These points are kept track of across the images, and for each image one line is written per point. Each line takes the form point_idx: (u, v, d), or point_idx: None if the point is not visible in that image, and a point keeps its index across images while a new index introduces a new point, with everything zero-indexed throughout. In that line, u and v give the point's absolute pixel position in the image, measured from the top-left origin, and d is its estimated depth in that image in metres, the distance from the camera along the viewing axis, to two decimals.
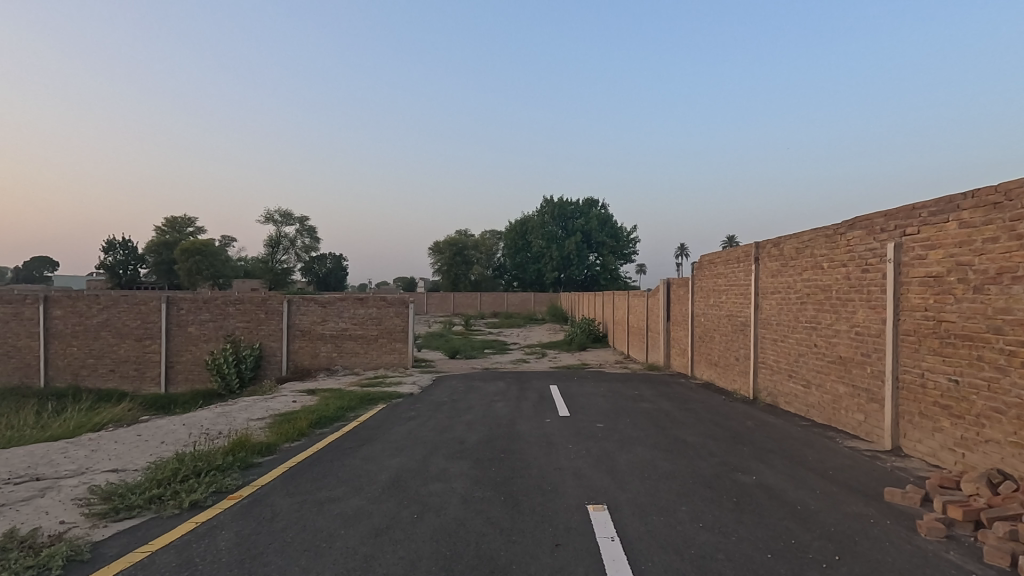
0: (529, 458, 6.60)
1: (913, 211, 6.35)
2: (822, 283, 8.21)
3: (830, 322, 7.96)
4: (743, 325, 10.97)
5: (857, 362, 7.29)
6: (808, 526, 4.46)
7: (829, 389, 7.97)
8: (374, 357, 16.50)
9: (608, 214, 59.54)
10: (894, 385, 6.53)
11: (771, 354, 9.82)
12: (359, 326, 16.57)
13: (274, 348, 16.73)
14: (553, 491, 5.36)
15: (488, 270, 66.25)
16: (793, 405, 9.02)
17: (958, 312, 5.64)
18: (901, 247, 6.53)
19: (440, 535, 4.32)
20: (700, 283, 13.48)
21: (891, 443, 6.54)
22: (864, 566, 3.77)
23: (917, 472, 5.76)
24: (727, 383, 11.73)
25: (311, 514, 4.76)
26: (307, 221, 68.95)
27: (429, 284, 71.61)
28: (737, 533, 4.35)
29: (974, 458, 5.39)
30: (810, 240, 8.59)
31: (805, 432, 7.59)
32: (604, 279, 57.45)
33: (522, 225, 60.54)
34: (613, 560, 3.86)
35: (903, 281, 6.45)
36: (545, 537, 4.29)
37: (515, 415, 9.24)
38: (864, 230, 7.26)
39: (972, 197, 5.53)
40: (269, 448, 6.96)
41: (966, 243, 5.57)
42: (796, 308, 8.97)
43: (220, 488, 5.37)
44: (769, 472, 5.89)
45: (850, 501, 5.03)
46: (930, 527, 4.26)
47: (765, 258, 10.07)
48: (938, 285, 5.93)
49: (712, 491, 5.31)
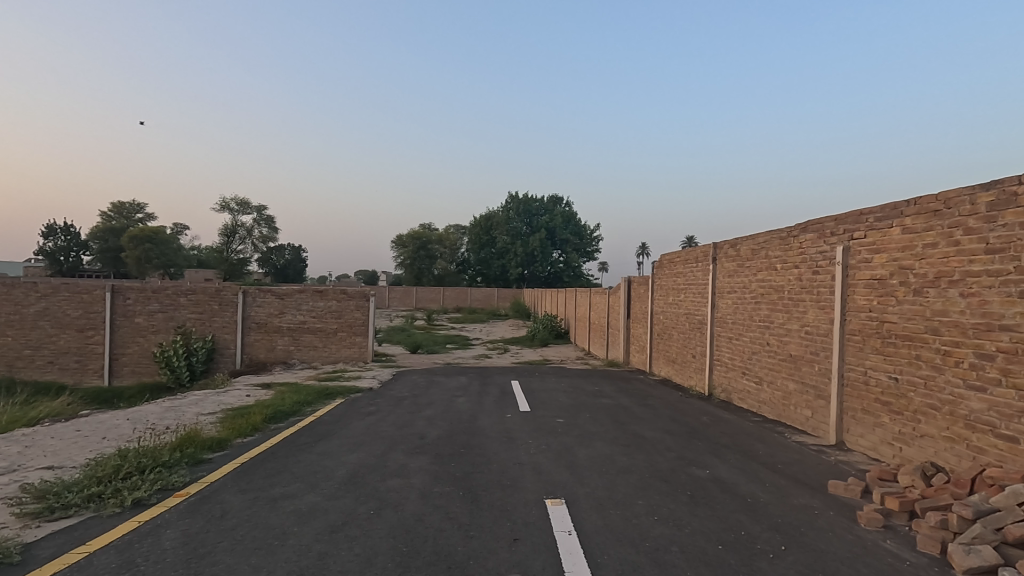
0: (490, 453, 6.60)
1: (861, 216, 6.65)
2: (776, 283, 8.50)
3: (782, 322, 8.24)
4: (700, 323, 11.27)
5: (805, 360, 7.60)
6: (757, 518, 4.62)
7: (779, 386, 8.28)
8: (333, 351, 16.21)
9: (571, 211, 59.89)
10: (839, 382, 6.83)
11: (726, 352, 10.11)
12: (318, 320, 16.25)
13: (228, 341, 16.19)
14: (511, 487, 5.38)
15: (452, 265, 65.89)
16: (746, 401, 9.32)
17: (899, 313, 5.93)
18: (848, 251, 6.83)
19: (398, 531, 4.27)
20: (660, 281, 13.77)
21: (835, 438, 6.85)
22: (809, 555, 3.94)
23: (858, 465, 6.05)
24: (684, 380, 12.04)
25: (264, 511, 4.63)
26: (265, 211, 66.62)
27: (392, 277, 70.70)
28: (691, 525, 4.47)
29: (911, 452, 5.68)
30: (765, 242, 8.88)
31: (757, 428, 7.83)
32: (567, 276, 57.81)
33: (486, 221, 60.22)
34: (569, 553, 3.92)
35: (850, 284, 6.74)
36: (503, 532, 4.30)
37: (474, 411, 9.18)
38: (815, 234, 7.54)
39: (915, 204, 5.81)
40: (220, 444, 6.73)
41: (908, 248, 5.86)
42: (750, 307, 9.27)
43: (166, 486, 5.15)
44: (722, 466, 6.07)
45: (798, 494, 5.23)
46: (870, 518, 4.47)
47: (723, 258, 10.35)
48: (882, 287, 6.22)
49: (668, 485, 5.44)
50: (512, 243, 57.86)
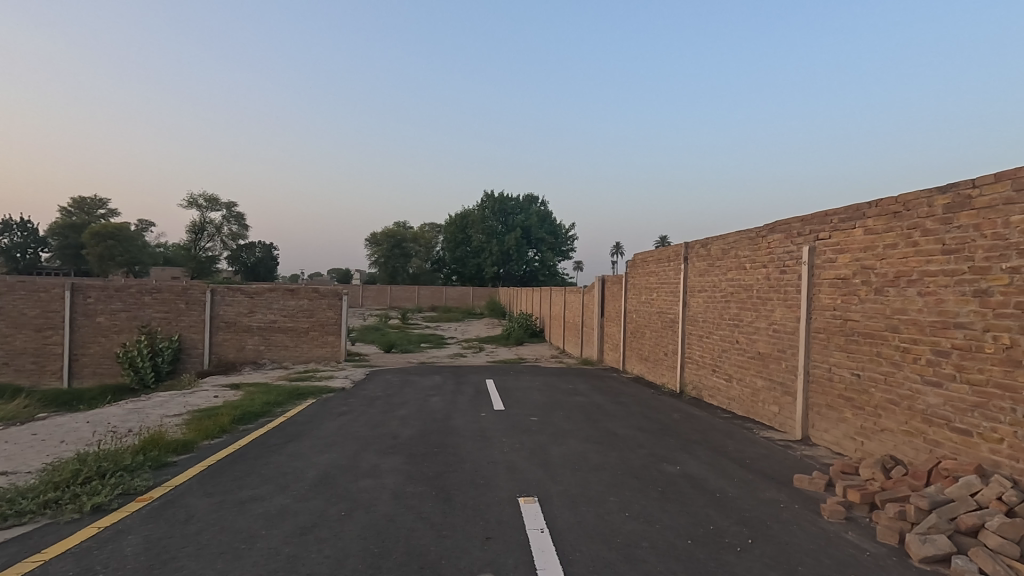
0: (464, 452, 6.59)
1: (825, 217, 6.83)
2: (745, 283, 8.68)
3: (751, 320, 8.42)
4: (672, 322, 11.44)
5: (773, 358, 7.79)
6: (726, 513, 4.72)
7: (748, 383, 8.47)
8: (305, 350, 15.95)
9: (546, 210, 60.05)
10: (804, 379, 7.01)
11: (697, 350, 10.28)
12: (289, 319, 15.97)
13: (195, 341, 15.78)
14: (485, 485, 5.38)
15: (427, 264, 65.42)
16: (716, 398, 9.50)
17: (862, 312, 6.12)
18: (814, 251, 7.01)
19: (369, 532, 4.23)
20: (633, 280, 13.92)
21: (801, 433, 7.03)
22: (774, 548, 4.04)
23: (822, 459, 6.23)
24: (656, 377, 12.21)
25: (231, 514, 4.53)
26: (235, 207, 65.08)
27: (366, 276, 69.94)
28: (662, 521, 4.53)
29: (872, 446, 5.87)
30: (734, 242, 9.05)
31: (726, 424, 7.99)
32: (542, 274, 57.95)
33: (462, 219, 59.98)
34: (541, 550, 3.95)
35: (816, 283, 6.92)
36: (476, 530, 4.30)
37: (448, 410, 9.15)
38: (783, 234, 7.72)
39: (876, 205, 6.00)
40: (185, 446, 6.56)
41: (869, 248, 6.05)
42: (720, 306, 9.45)
43: (128, 490, 5.00)
44: (692, 462, 6.18)
45: (764, 488, 5.36)
46: (832, 510, 4.60)
47: (694, 258, 10.52)
48: (845, 286, 6.41)
49: (639, 482, 5.52)
50: (487, 241, 57.76)
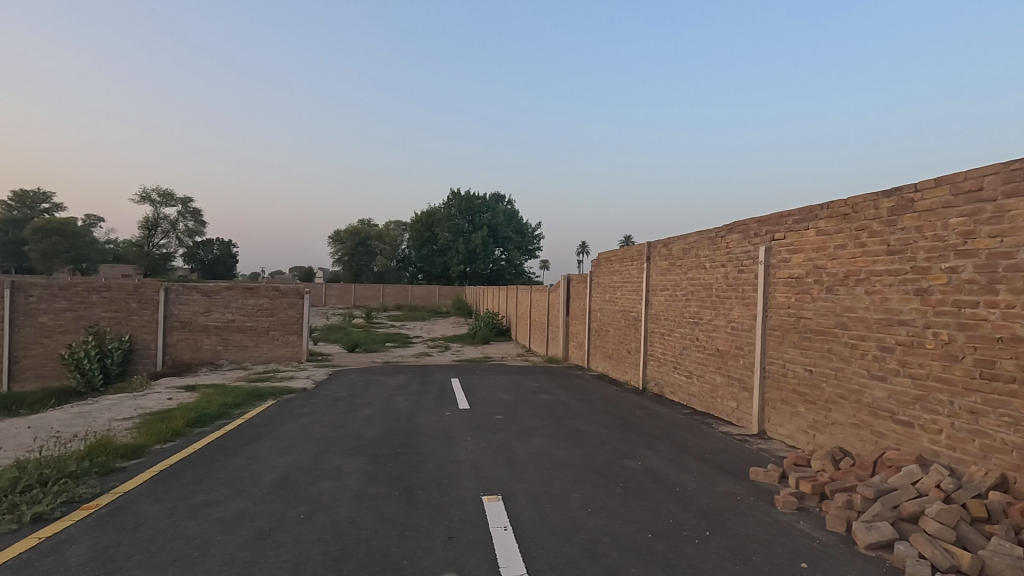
0: (428, 452, 6.55)
1: (780, 218, 7.07)
2: (704, 282, 8.90)
3: (710, 318, 8.64)
4: (635, 320, 11.63)
5: (731, 354, 8.01)
6: (685, 506, 4.83)
7: (707, 379, 8.69)
8: (265, 350, 15.54)
9: (513, 209, 60.13)
10: (761, 375, 7.24)
11: (659, 348, 10.49)
12: (248, 318, 15.52)
13: (148, 341, 15.17)
14: (449, 485, 5.35)
15: (393, 262, 64.64)
16: (677, 394, 9.71)
17: (814, 310, 6.36)
18: (770, 251, 7.24)
19: (329, 535, 4.15)
20: (597, 279, 14.09)
21: (757, 427, 7.26)
22: (730, 539, 4.16)
23: (777, 452, 6.45)
24: (619, 374, 12.40)
25: (184, 520, 4.38)
26: (191, 203, 62.80)
27: (329, 274, 68.58)
28: (623, 515, 4.61)
29: (823, 438, 6.11)
30: (695, 242, 9.27)
31: (686, 420, 8.18)
32: (509, 273, 57.99)
33: (428, 217, 59.48)
34: (504, 548, 3.96)
35: (771, 282, 7.15)
36: (439, 530, 4.28)
37: (413, 410, 9.07)
38: (741, 235, 7.95)
39: (827, 208, 6.24)
40: (136, 451, 6.30)
41: (821, 249, 6.29)
42: (681, 304, 9.66)
43: (72, 498, 4.77)
44: (654, 458, 6.30)
45: (722, 481, 5.51)
46: (786, 501, 4.77)
47: (656, 257, 10.72)
48: (799, 285, 6.65)
49: (602, 478, 5.59)
50: (454, 240, 57.45)
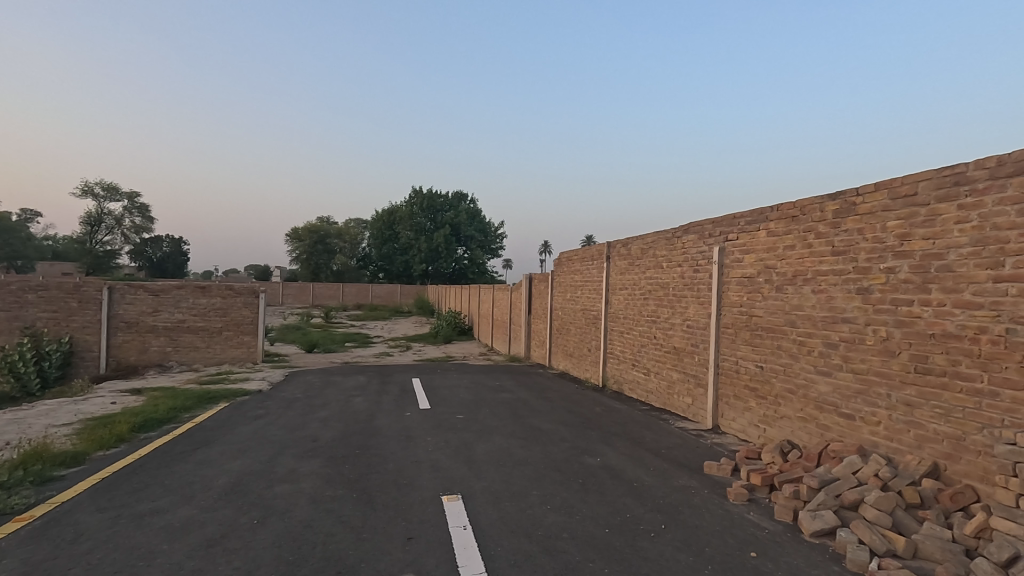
0: (387, 452, 6.46)
1: (733, 220, 7.30)
2: (662, 281, 9.10)
3: (667, 316, 8.84)
4: (595, 318, 11.79)
5: (687, 352, 8.22)
6: (641, 501, 4.93)
7: (664, 376, 8.89)
8: (217, 351, 15.00)
9: (476, 208, 59.98)
10: (715, 371, 7.46)
11: (618, 346, 10.66)
12: (199, 318, 14.95)
13: (90, 343, 14.41)
14: (408, 485, 5.30)
15: (353, 261, 63.48)
16: (635, 391, 9.90)
17: (765, 308, 6.60)
18: (723, 251, 7.46)
19: (283, 540, 4.05)
20: (558, 278, 14.21)
21: (712, 422, 7.48)
22: (684, 532, 4.28)
23: (729, 446, 6.67)
24: (580, 372, 12.55)
25: (127, 530, 4.19)
26: (138, 198, 59.99)
27: (286, 273, 66.76)
28: (581, 511, 4.67)
29: (773, 432, 6.35)
30: (653, 242, 9.46)
31: (644, 416, 8.36)
32: (471, 272, 57.85)
33: (389, 215, 58.69)
34: (463, 547, 3.95)
35: (725, 281, 7.38)
36: (397, 531, 4.23)
37: (372, 410, 8.94)
38: (696, 235, 8.16)
39: (777, 210, 6.48)
40: (75, 458, 5.98)
41: (771, 249, 6.53)
42: (640, 303, 9.84)
43: (3, 510, 4.49)
44: (612, 454, 6.41)
45: (677, 475, 5.66)
46: (737, 493, 4.93)
47: (616, 257, 10.90)
48: (751, 284, 6.88)
49: (561, 475, 5.65)
50: (416, 238, 56.87)
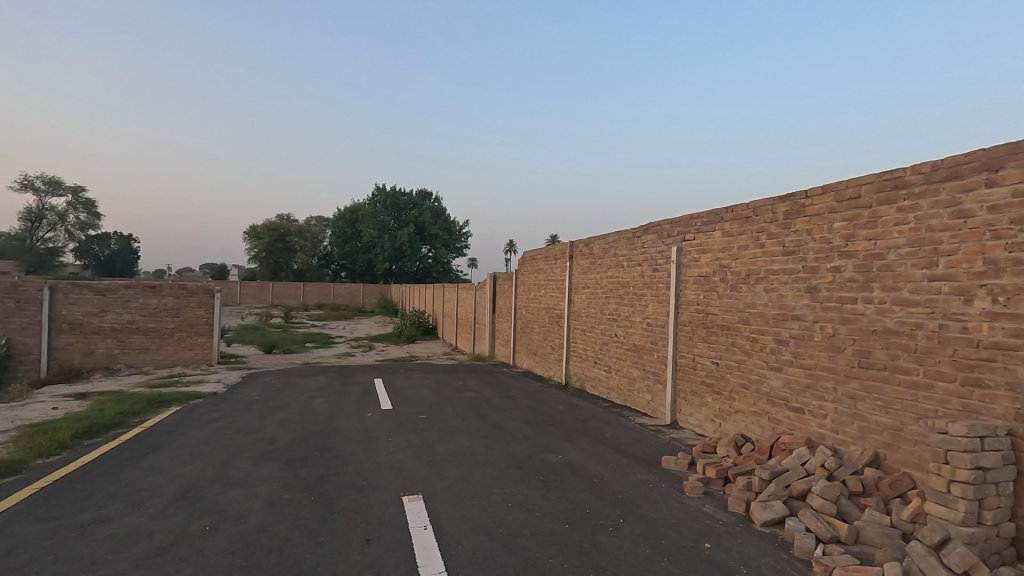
0: (347, 454, 6.36)
1: (690, 220, 7.49)
2: (623, 280, 9.26)
3: (628, 315, 9.00)
4: (558, 317, 11.90)
5: (647, 349, 8.39)
6: (601, 496, 5.02)
7: (625, 373, 9.05)
8: (169, 353, 14.45)
9: (440, 206, 59.58)
10: (673, 368, 7.65)
11: (580, 344, 10.79)
12: (150, 319, 14.37)
13: (29, 346, 13.65)
14: (368, 487, 5.23)
15: (314, 260, 62.11)
16: (597, 388, 10.04)
17: (720, 306, 6.80)
18: (681, 251, 7.65)
19: (238, 546, 3.95)
20: (522, 277, 14.28)
21: (670, 417, 7.66)
22: (642, 525, 4.37)
23: (687, 441, 6.84)
24: (543, 370, 12.64)
25: (67, 541, 4.00)
26: (83, 192, 57.11)
27: (244, 271, 64.79)
28: (542, 508, 4.71)
29: (728, 426, 6.55)
30: (613, 242, 9.62)
31: (605, 413, 8.49)
32: (436, 271, 57.47)
33: (352, 213, 57.70)
34: (423, 548, 3.93)
35: (682, 280, 7.56)
36: (357, 534, 4.18)
37: (333, 412, 8.79)
38: (655, 235, 8.34)
39: (731, 211, 6.69)
40: (11, 467, 5.66)
41: (726, 249, 6.73)
42: (601, 301, 9.99)
43: None
44: (574, 451, 6.48)
45: (637, 470, 5.77)
46: (693, 486, 5.07)
47: (578, 256, 11.03)
48: (707, 283, 7.08)
49: (523, 473, 5.68)
50: (379, 237, 56.08)
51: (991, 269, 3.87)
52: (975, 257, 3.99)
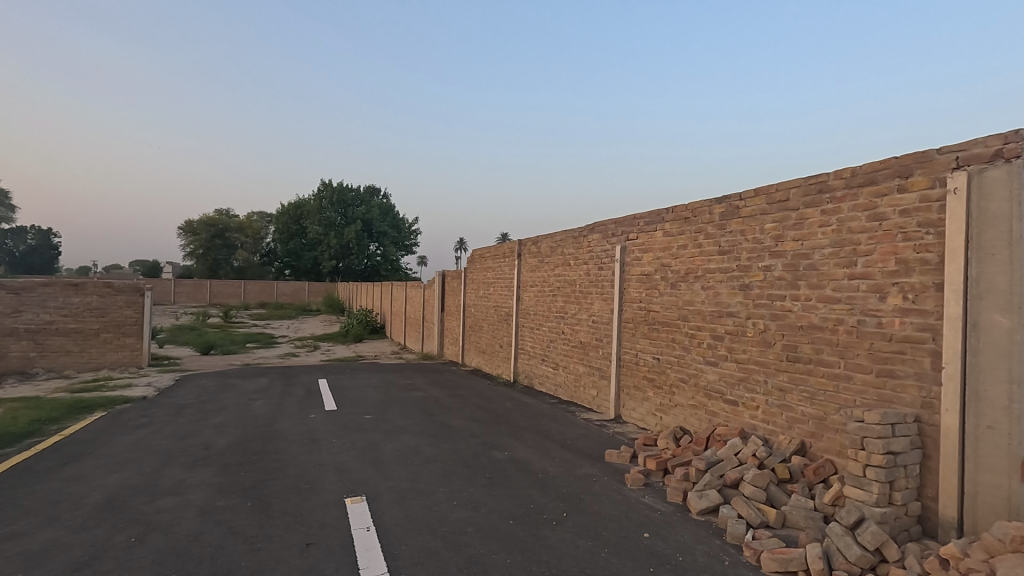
0: (288, 457, 6.17)
1: (633, 220, 7.69)
2: (569, 278, 9.40)
3: (574, 313, 9.16)
4: (506, 315, 11.96)
5: (592, 346, 8.57)
6: (546, 491, 5.09)
7: (571, 370, 9.21)
8: (94, 355, 13.55)
9: (389, 203, 58.51)
10: (617, 364, 7.84)
11: (528, 341, 10.89)
12: (71, 319, 13.41)
13: None
14: (309, 490, 5.10)
15: (256, 256, 59.74)
16: (544, 385, 10.17)
17: (661, 304, 7.02)
18: (625, 250, 7.85)
19: (167, 556, 3.76)
20: (471, 275, 14.26)
21: (614, 412, 7.86)
22: (584, 518, 4.46)
23: (629, 434, 7.04)
24: (492, 368, 12.68)
25: None
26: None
27: (179, 268, 61.53)
28: (487, 505, 4.73)
29: (668, 419, 6.78)
30: (560, 241, 9.76)
31: (552, 409, 8.61)
32: (384, 269, 56.42)
33: (296, 209, 55.84)
34: (365, 549, 3.87)
35: (626, 279, 7.76)
36: (296, 538, 4.07)
37: (273, 414, 8.50)
38: (600, 234, 8.51)
39: (672, 211, 6.92)
40: None
41: (666, 249, 6.96)
42: (549, 299, 10.11)
43: None
44: (520, 447, 6.54)
45: (581, 465, 5.89)
46: (634, 478, 5.22)
47: (526, 255, 11.12)
48: (649, 281, 7.29)
49: (468, 470, 5.68)
50: (325, 233, 54.50)
51: (902, 269, 4.18)
52: (888, 257, 4.30)
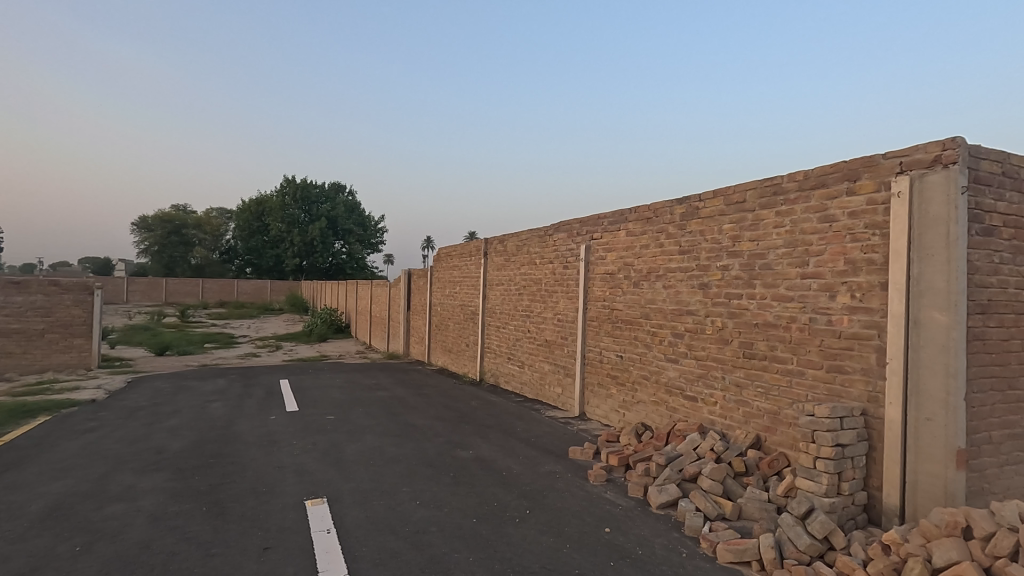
0: (246, 460, 6.02)
1: (598, 220, 7.79)
2: (535, 277, 9.45)
3: (539, 311, 9.21)
4: (472, 313, 11.93)
5: (557, 344, 8.63)
6: (509, 489, 5.11)
7: (537, 368, 9.26)
8: (39, 357, 12.90)
9: (355, 200, 57.49)
10: (581, 362, 7.93)
11: (495, 340, 10.89)
12: (13, 319, 12.73)
13: None
14: (268, 493, 4.98)
15: (215, 254, 57.88)
16: (510, 383, 10.20)
17: (624, 302, 7.13)
18: (589, 249, 7.94)
19: (114, 565, 3.62)
20: (437, 274, 14.17)
21: (579, 409, 7.95)
22: (547, 515, 4.50)
23: (593, 431, 7.13)
24: (458, 367, 12.63)
25: None
26: None
27: (133, 266, 59.10)
28: (450, 504, 4.72)
29: (630, 416, 6.90)
30: (526, 240, 9.80)
31: (517, 408, 8.64)
32: (349, 267, 55.36)
33: (258, 205, 54.35)
34: (325, 551, 3.81)
35: (590, 278, 7.85)
36: (253, 542, 3.97)
37: (232, 416, 8.26)
38: (565, 234, 8.58)
39: (634, 212, 7.03)
40: None
41: (629, 248, 7.07)
42: (515, 298, 10.14)
43: None
44: (484, 446, 6.54)
45: (545, 462, 5.94)
46: (597, 474, 5.29)
47: (492, 253, 11.12)
48: (612, 280, 7.40)
49: (432, 470, 5.65)
50: (288, 231, 53.20)
51: (850, 268, 4.36)
52: (838, 257, 4.48)
